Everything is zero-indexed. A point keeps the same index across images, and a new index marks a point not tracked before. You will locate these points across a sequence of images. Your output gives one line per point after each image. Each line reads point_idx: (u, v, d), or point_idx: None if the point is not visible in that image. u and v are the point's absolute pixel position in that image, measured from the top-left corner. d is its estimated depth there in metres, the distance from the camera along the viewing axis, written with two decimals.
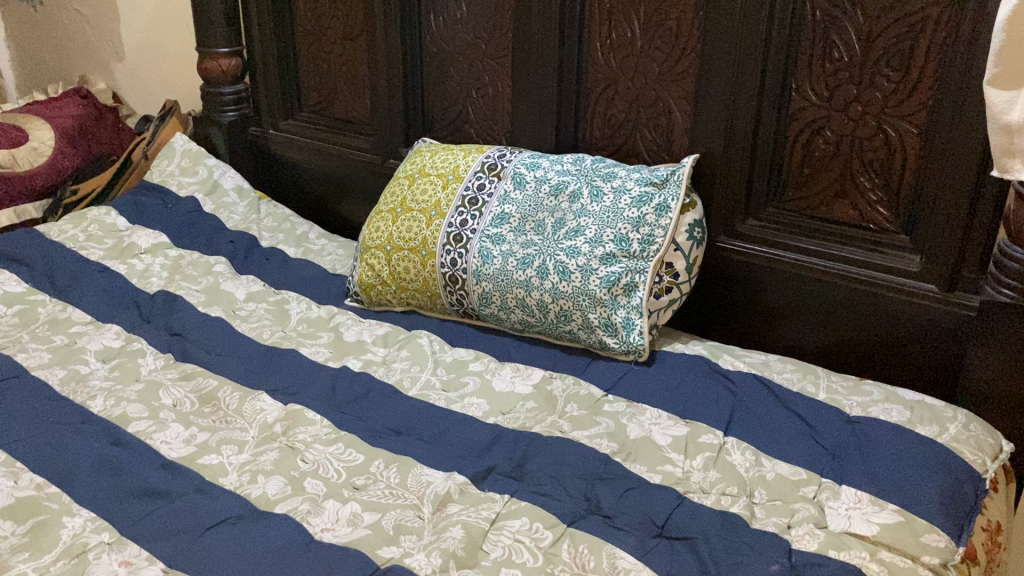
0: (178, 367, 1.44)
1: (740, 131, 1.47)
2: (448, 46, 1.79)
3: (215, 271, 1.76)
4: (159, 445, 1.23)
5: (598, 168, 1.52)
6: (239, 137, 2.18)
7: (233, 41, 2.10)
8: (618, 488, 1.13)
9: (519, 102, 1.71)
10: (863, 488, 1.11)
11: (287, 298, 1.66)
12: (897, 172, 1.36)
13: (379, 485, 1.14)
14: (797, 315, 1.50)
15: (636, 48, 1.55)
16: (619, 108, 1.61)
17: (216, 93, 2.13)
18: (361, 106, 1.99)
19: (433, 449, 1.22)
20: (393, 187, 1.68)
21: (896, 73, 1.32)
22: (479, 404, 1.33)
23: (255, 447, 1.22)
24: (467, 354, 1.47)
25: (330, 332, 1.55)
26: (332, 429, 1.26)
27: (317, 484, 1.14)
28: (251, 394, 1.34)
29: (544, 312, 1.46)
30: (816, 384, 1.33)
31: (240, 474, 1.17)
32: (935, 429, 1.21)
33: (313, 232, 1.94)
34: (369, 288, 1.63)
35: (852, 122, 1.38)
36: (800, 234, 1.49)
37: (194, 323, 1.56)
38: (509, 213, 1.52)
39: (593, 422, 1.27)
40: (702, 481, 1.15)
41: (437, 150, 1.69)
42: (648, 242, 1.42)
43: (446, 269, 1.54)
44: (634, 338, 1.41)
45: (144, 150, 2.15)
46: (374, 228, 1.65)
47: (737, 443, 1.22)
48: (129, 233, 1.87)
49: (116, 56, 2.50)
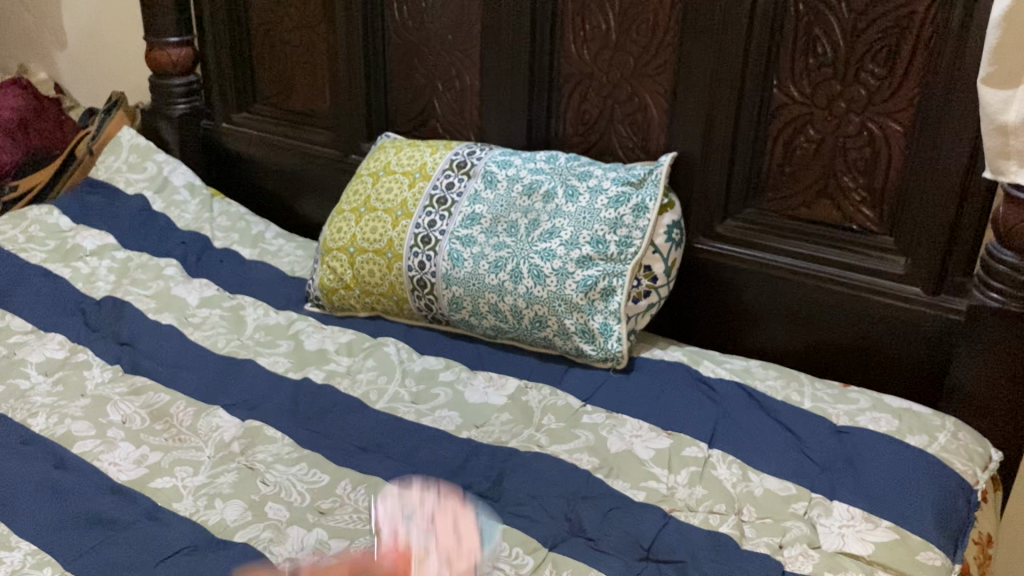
0: (127, 380, 1.34)
1: (719, 129, 1.42)
2: (413, 37, 1.71)
3: (165, 274, 1.66)
4: (107, 466, 1.13)
5: (573, 166, 1.45)
6: (191, 131, 2.08)
7: (183, 29, 2.00)
8: (601, 508, 1.07)
9: (488, 97, 1.63)
10: (854, 503, 1.07)
11: (243, 304, 1.58)
12: (882, 172, 1.32)
13: (347, 508, 1.07)
14: (777, 319, 1.46)
15: (611, 41, 1.49)
16: (593, 104, 1.55)
17: (167, 83, 2.02)
18: (319, 99, 1.90)
19: (405, 468, 1.15)
20: (356, 185, 1.60)
21: (881, 69, 1.27)
22: (451, 417, 1.27)
23: (211, 469, 1.14)
24: (437, 363, 1.40)
25: (291, 340, 1.47)
26: (294, 447, 1.18)
27: (279, 508, 1.06)
28: (207, 410, 1.26)
29: (518, 317, 1.40)
30: (800, 392, 1.29)
31: (195, 498, 1.08)
32: (925, 439, 1.17)
33: (270, 232, 1.85)
34: (332, 293, 1.55)
35: (836, 120, 1.33)
36: (780, 236, 1.44)
37: (144, 331, 1.46)
38: (480, 214, 1.45)
39: (572, 435, 1.21)
40: (689, 498, 1.09)
41: (403, 146, 1.61)
42: (626, 244, 1.37)
43: (413, 272, 1.47)
44: (612, 345, 1.35)
45: (89, 145, 2.02)
46: (336, 229, 1.57)
47: (722, 456, 1.17)
48: (73, 234, 1.76)
49: (59, 44, 2.38)
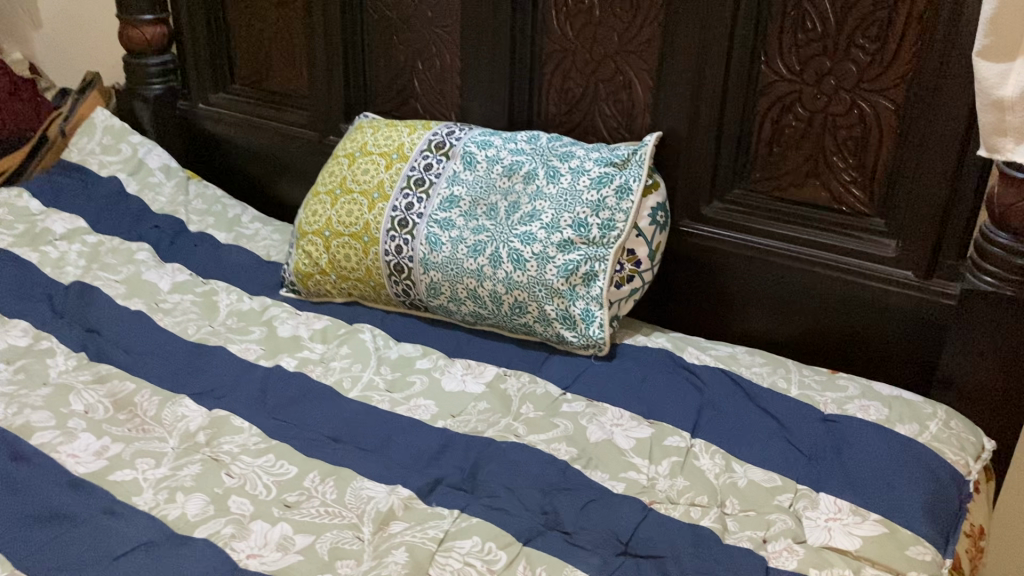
0: (92, 368, 1.29)
1: (706, 107, 1.37)
2: (392, 13, 1.66)
3: (137, 259, 1.61)
4: (65, 458, 1.09)
5: (554, 147, 1.41)
6: (167, 113, 2.02)
7: (158, 7, 1.94)
8: (578, 500, 1.03)
9: (469, 75, 1.58)
10: (841, 495, 1.03)
11: (216, 289, 1.53)
12: (873, 151, 1.28)
13: (314, 502, 1.02)
14: (765, 303, 1.41)
15: (594, 16, 1.44)
16: (576, 82, 1.50)
17: (141, 63, 1.96)
18: (297, 79, 1.84)
19: (376, 458, 1.11)
20: (332, 166, 1.55)
21: (873, 44, 1.22)
22: (426, 406, 1.22)
23: (174, 460, 1.09)
24: (414, 350, 1.36)
25: (263, 326, 1.42)
26: (262, 438, 1.14)
27: (243, 502, 1.02)
28: (173, 399, 1.21)
29: (498, 303, 1.36)
30: (787, 379, 1.25)
31: (157, 491, 1.04)
32: (915, 428, 1.13)
33: (247, 216, 1.80)
34: (307, 278, 1.50)
35: (825, 98, 1.29)
36: (768, 218, 1.40)
37: (112, 318, 1.41)
38: (458, 196, 1.41)
39: (551, 425, 1.17)
40: (670, 489, 1.05)
41: (380, 126, 1.56)
42: (609, 227, 1.32)
43: (390, 257, 1.42)
44: (594, 331, 1.31)
45: (60, 126, 1.96)
46: (311, 212, 1.52)
47: (705, 446, 1.12)
48: (43, 218, 1.71)
49: (33, 24, 2.32)
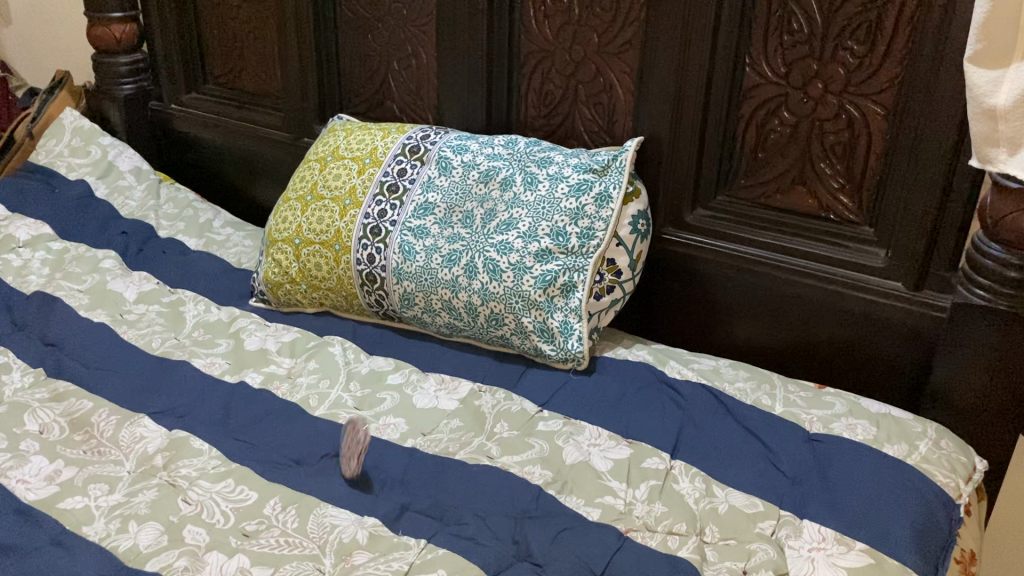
0: (49, 385, 1.24)
1: (688, 111, 1.32)
2: (366, 12, 1.60)
3: (102, 267, 1.56)
4: (14, 484, 1.04)
5: (532, 151, 1.35)
6: (138, 113, 1.97)
7: (127, 4, 1.88)
8: (551, 529, 0.98)
9: (445, 76, 1.53)
10: (826, 522, 0.99)
11: (183, 299, 1.48)
12: (861, 158, 1.23)
13: (274, 531, 0.97)
14: (750, 313, 1.37)
15: (573, 16, 1.39)
16: (555, 83, 1.45)
17: (111, 62, 1.91)
18: (271, 79, 1.79)
19: (340, 482, 1.06)
20: (303, 171, 1.50)
21: (861, 46, 1.17)
22: (396, 424, 1.17)
23: (129, 486, 1.04)
24: (386, 364, 1.31)
25: (231, 339, 1.37)
26: (222, 461, 1.09)
27: (198, 532, 0.97)
28: (131, 418, 1.16)
29: (473, 315, 1.31)
30: (772, 396, 1.20)
31: (108, 520, 0.98)
32: (904, 449, 1.08)
33: (219, 220, 1.75)
34: (277, 287, 1.45)
35: (812, 102, 1.24)
36: (754, 225, 1.35)
37: (73, 330, 1.36)
38: (433, 203, 1.35)
39: (525, 446, 1.12)
40: (647, 516, 1.01)
41: (353, 129, 1.50)
42: (588, 236, 1.27)
43: (362, 266, 1.37)
44: (572, 345, 1.26)
45: (27, 128, 1.90)
46: (281, 219, 1.46)
47: (685, 468, 1.08)
48: (6, 224, 1.65)
49: (3, 21, 2.26)
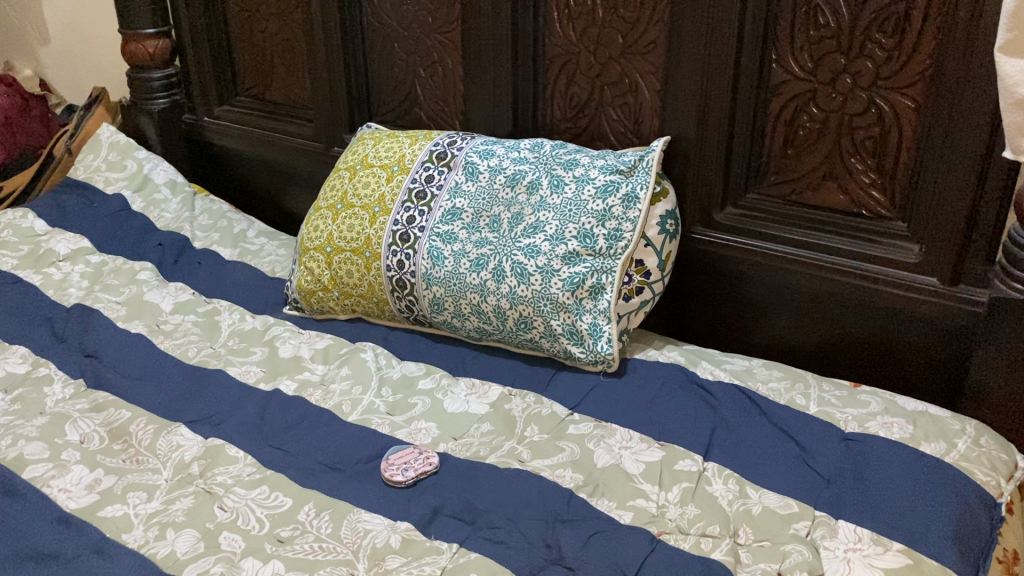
0: (89, 396, 1.27)
1: (715, 110, 1.31)
2: (392, 20, 1.62)
3: (139, 278, 1.58)
4: (57, 493, 1.06)
5: (558, 154, 1.35)
6: (172, 126, 2.00)
7: (160, 19, 1.91)
8: (582, 533, 0.98)
9: (471, 81, 1.54)
10: (862, 522, 0.97)
11: (218, 308, 1.51)
12: (893, 152, 1.21)
13: (308, 537, 0.98)
14: (782, 310, 1.35)
15: (597, 18, 1.39)
16: (581, 86, 1.45)
17: (145, 77, 1.94)
18: (301, 89, 1.81)
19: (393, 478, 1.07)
20: (333, 180, 1.51)
21: (889, 39, 1.16)
22: (428, 429, 1.18)
23: (167, 494, 1.06)
24: (417, 369, 1.32)
25: (265, 346, 1.39)
26: (257, 468, 1.10)
27: (234, 539, 0.98)
28: (168, 427, 1.18)
29: (502, 319, 1.31)
30: (806, 395, 1.18)
31: (147, 528, 1.00)
32: (942, 446, 1.07)
33: (252, 230, 1.77)
34: (310, 295, 1.46)
35: (841, 97, 1.22)
36: (784, 223, 1.33)
37: (111, 341, 1.39)
38: (461, 208, 1.36)
39: (556, 449, 1.12)
40: (680, 518, 1.00)
41: (381, 137, 1.52)
42: (616, 237, 1.27)
43: (392, 272, 1.38)
44: (602, 347, 1.26)
45: (66, 144, 1.95)
46: (313, 228, 1.48)
47: (718, 470, 1.07)
48: (47, 238, 1.70)
49: (41, 39, 2.32)
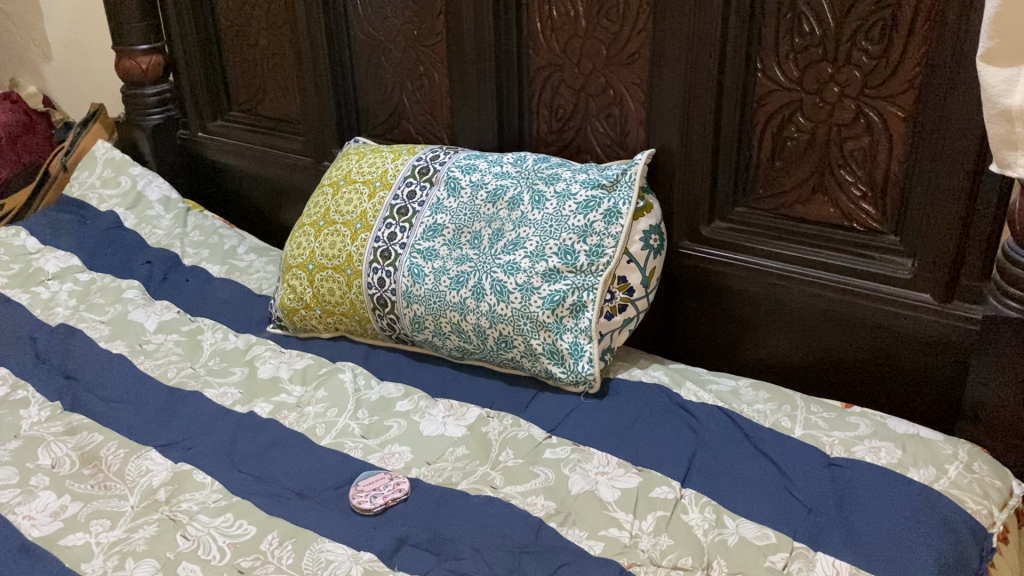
0: (64, 419, 1.26)
1: (699, 123, 1.27)
2: (377, 33, 1.60)
3: (125, 297, 1.58)
4: (20, 521, 1.05)
5: (540, 168, 1.32)
6: (167, 142, 1.99)
7: (152, 35, 1.91)
8: (548, 565, 0.94)
9: (456, 94, 1.51)
10: (843, 554, 0.93)
11: (202, 327, 1.49)
12: (883, 164, 1.17)
13: (268, 568, 0.96)
14: (775, 326, 1.31)
15: (580, 28, 1.35)
16: (566, 98, 1.41)
17: (139, 93, 1.94)
18: (291, 103, 1.79)
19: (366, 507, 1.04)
20: (317, 196, 1.49)
21: (876, 46, 1.11)
22: (401, 453, 1.15)
23: (130, 521, 1.04)
24: (396, 390, 1.29)
25: (245, 366, 1.37)
26: (223, 494, 1.08)
27: (193, 569, 0.96)
28: (138, 451, 1.17)
29: (482, 338, 1.28)
30: (792, 417, 1.14)
31: (106, 558, 0.98)
32: (932, 473, 1.02)
33: (243, 246, 1.75)
34: (293, 313, 1.44)
35: (828, 107, 1.18)
36: (775, 237, 1.29)
37: (91, 362, 1.38)
38: (442, 225, 1.33)
39: (529, 475, 1.09)
40: (652, 549, 0.96)
41: (366, 152, 1.49)
42: (597, 254, 1.23)
43: (373, 290, 1.35)
44: (583, 367, 1.22)
45: (62, 160, 1.97)
46: (296, 244, 1.46)
47: (695, 497, 1.03)
48: (38, 257, 1.70)
49: (42, 56, 2.33)
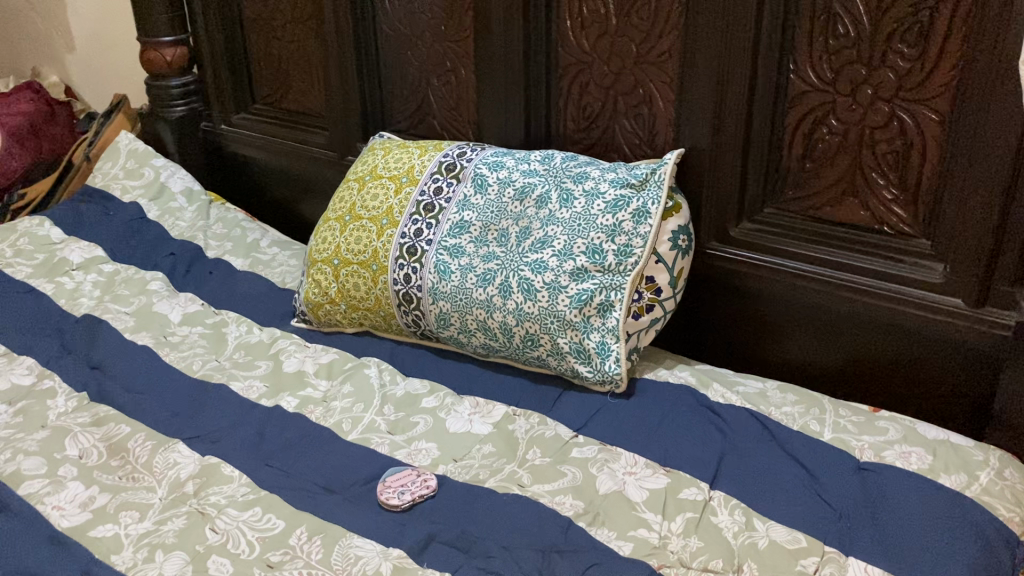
0: (91, 409, 1.26)
1: (729, 123, 1.27)
2: (405, 28, 1.59)
3: (150, 289, 1.58)
4: (50, 511, 1.05)
5: (569, 167, 1.31)
6: (190, 134, 2.01)
7: (177, 27, 1.91)
8: (579, 565, 0.94)
9: (484, 91, 1.51)
10: (874, 560, 0.93)
11: (226, 320, 1.49)
12: (916, 167, 1.16)
13: (298, 562, 0.96)
14: (805, 327, 1.30)
15: (611, 26, 1.35)
16: (594, 96, 1.41)
17: (163, 85, 1.94)
18: (316, 97, 1.79)
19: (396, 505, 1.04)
20: (343, 191, 1.49)
21: (912, 49, 1.10)
22: (428, 450, 1.15)
23: (159, 513, 1.04)
24: (421, 387, 1.29)
25: (270, 360, 1.38)
26: (251, 488, 1.08)
27: (223, 563, 0.96)
28: (166, 444, 1.17)
29: (508, 336, 1.28)
30: (821, 421, 1.13)
31: (136, 550, 0.98)
32: (963, 479, 1.01)
33: (266, 240, 1.76)
34: (317, 308, 1.44)
35: (861, 109, 1.17)
36: (804, 239, 1.28)
37: (117, 354, 1.38)
38: (469, 222, 1.33)
39: (557, 474, 1.08)
40: (682, 551, 0.96)
41: (392, 147, 1.49)
42: (626, 253, 1.23)
43: (399, 286, 1.35)
44: (610, 367, 1.22)
45: (86, 152, 1.99)
46: (321, 239, 1.46)
47: (724, 500, 1.03)
48: (62, 247, 1.70)
49: (66, 46, 2.34)
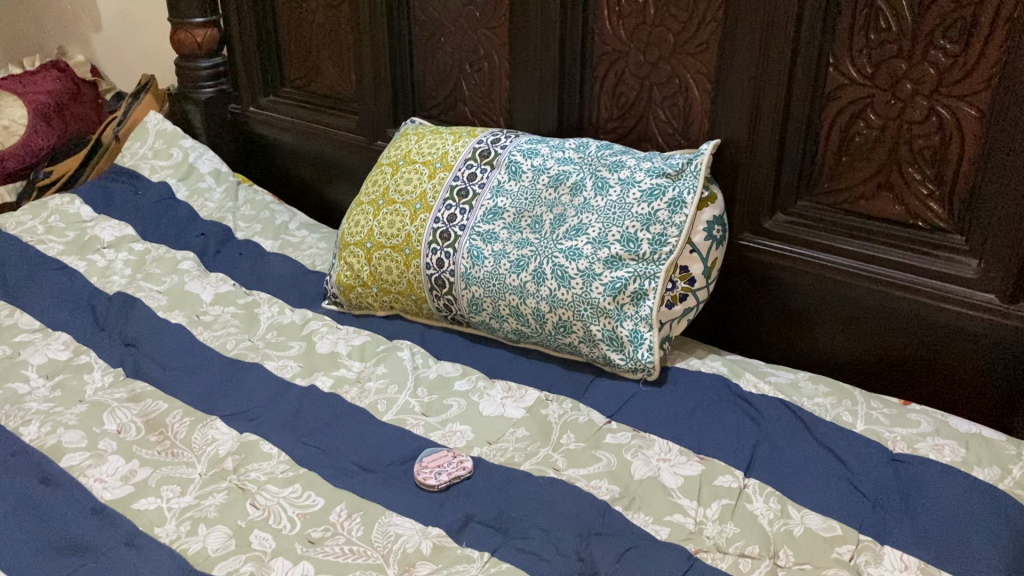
0: (127, 386, 1.28)
1: (766, 115, 1.27)
2: (439, 14, 1.60)
3: (181, 268, 1.59)
4: (92, 483, 1.06)
5: (604, 155, 1.32)
6: (218, 115, 2.02)
7: (208, 9, 1.92)
8: (617, 548, 0.96)
9: (517, 78, 1.51)
10: (910, 550, 0.94)
11: (258, 301, 1.51)
12: (953, 163, 1.16)
13: (338, 539, 0.97)
14: (835, 320, 1.31)
15: (649, 16, 1.35)
16: (629, 85, 1.41)
17: (193, 66, 1.96)
18: (346, 81, 1.80)
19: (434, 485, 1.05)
20: (376, 175, 1.50)
21: (955, 44, 1.11)
22: (462, 432, 1.17)
23: (201, 488, 1.06)
24: (454, 370, 1.30)
25: (303, 341, 1.39)
26: (290, 466, 1.10)
27: (265, 538, 0.98)
28: (204, 421, 1.19)
29: (541, 321, 1.29)
30: (853, 412, 1.14)
31: (179, 523, 1.00)
32: (996, 472, 1.03)
33: (294, 222, 1.77)
34: (349, 290, 1.45)
35: (900, 104, 1.18)
36: (837, 232, 1.29)
37: (151, 331, 1.40)
38: (503, 208, 1.34)
39: (592, 458, 1.10)
40: (717, 537, 0.97)
41: (425, 133, 1.50)
42: (660, 243, 1.23)
43: (432, 270, 1.36)
44: (642, 355, 1.23)
45: (115, 130, 2.00)
46: (354, 222, 1.47)
47: (759, 488, 1.04)
48: (92, 225, 1.71)
49: (92, 26, 2.34)
